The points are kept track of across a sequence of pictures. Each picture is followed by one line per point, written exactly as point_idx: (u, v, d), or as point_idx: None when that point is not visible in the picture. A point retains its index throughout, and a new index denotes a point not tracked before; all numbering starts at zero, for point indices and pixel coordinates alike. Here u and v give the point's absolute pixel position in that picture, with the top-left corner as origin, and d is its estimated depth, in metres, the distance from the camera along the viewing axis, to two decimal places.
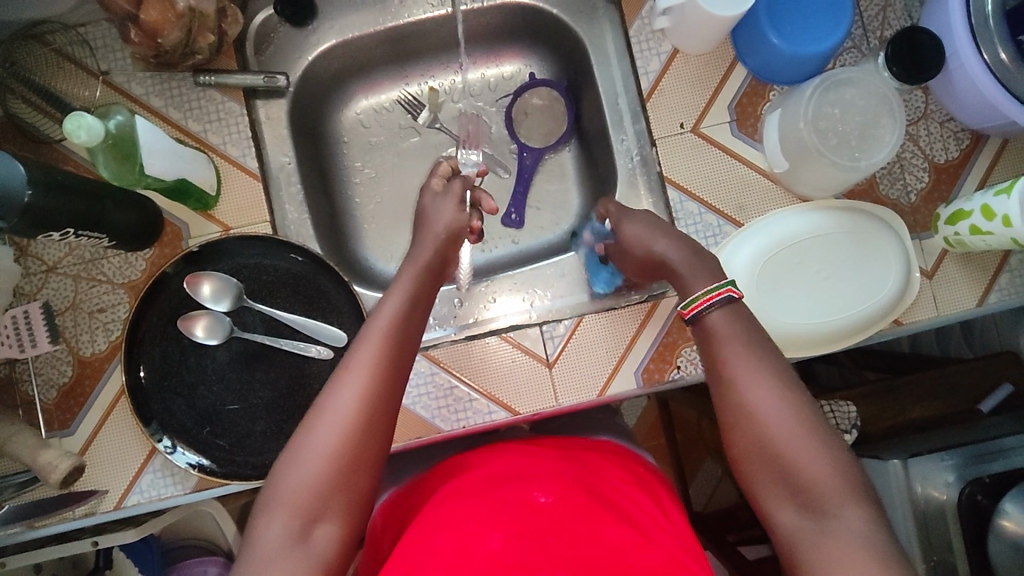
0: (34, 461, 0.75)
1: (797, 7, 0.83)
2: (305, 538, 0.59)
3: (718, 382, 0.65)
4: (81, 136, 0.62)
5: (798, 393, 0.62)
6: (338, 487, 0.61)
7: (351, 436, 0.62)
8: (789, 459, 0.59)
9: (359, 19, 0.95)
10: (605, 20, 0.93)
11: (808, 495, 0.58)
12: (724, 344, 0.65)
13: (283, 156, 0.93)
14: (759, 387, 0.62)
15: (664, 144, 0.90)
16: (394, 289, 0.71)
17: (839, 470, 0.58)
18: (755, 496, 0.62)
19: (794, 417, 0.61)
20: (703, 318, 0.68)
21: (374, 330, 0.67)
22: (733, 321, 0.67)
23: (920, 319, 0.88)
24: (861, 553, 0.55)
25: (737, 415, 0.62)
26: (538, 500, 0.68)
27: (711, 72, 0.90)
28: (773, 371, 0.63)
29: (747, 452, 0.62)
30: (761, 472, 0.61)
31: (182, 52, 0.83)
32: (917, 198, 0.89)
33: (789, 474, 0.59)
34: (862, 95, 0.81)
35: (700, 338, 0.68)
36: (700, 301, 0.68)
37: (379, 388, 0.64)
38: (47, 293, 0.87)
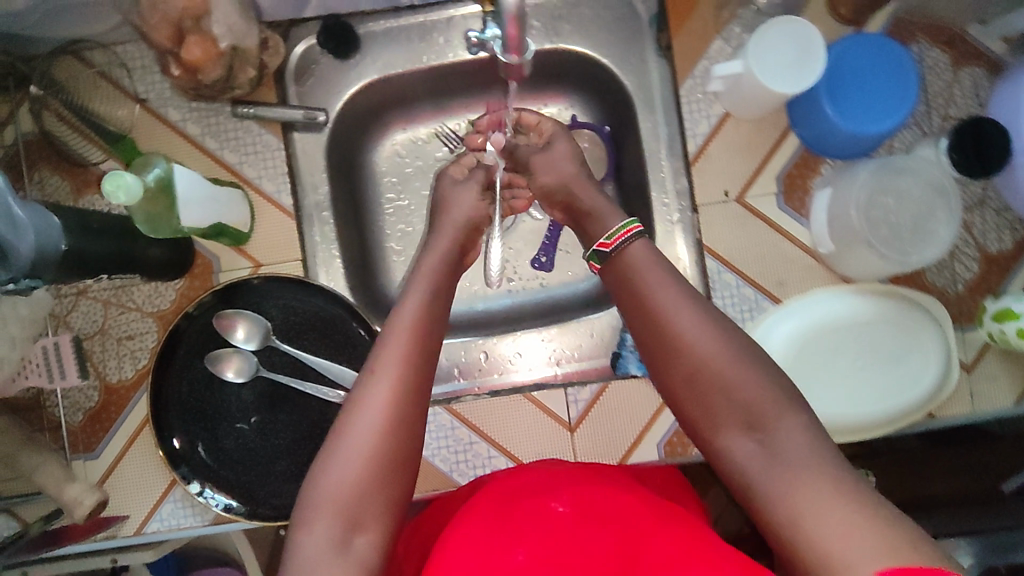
0: (59, 494, 0.81)
1: (860, 83, 0.79)
2: (346, 547, 0.59)
3: (647, 321, 0.69)
4: (119, 197, 0.61)
5: (713, 309, 0.68)
6: (376, 492, 0.61)
7: (385, 439, 0.62)
8: (719, 377, 0.64)
9: (401, 54, 0.91)
10: (657, 74, 0.89)
11: (748, 411, 0.62)
12: (649, 280, 0.71)
13: (318, 192, 0.91)
14: (685, 315, 0.67)
15: (707, 212, 0.87)
16: (414, 288, 0.73)
17: (770, 385, 0.63)
18: (699, 425, 0.65)
19: (719, 337, 0.66)
20: (626, 253, 0.74)
21: (397, 327, 0.68)
22: (651, 256, 0.73)
23: (953, 414, 0.87)
24: (807, 461, 0.58)
25: (670, 346, 0.67)
26: (556, 510, 0.69)
27: (762, 140, 0.86)
28: (697, 303, 0.68)
29: (681, 378, 0.66)
30: (698, 399, 0.65)
31: (222, 87, 0.80)
32: (964, 287, 0.86)
33: (726, 396, 0.63)
34: (918, 185, 0.77)
35: (620, 276, 0.74)
36: (621, 234, 0.75)
37: (410, 378, 0.65)
38: (76, 317, 0.87)
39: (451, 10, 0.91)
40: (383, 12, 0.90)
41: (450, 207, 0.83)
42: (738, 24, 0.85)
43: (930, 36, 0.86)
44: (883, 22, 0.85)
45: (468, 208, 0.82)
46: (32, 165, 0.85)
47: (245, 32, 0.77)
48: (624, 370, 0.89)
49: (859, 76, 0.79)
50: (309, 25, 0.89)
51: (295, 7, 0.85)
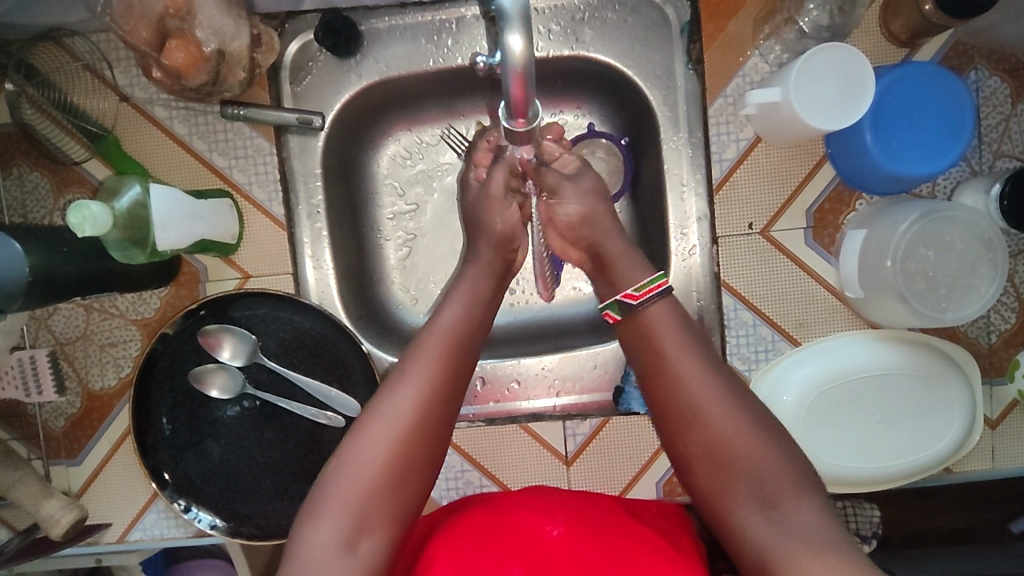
0: (35, 513, 0.76)
1: (908, 120, 0.72)
2: (352, 548, 0.57)
3: (662, 383, 0.64)
4: (85, 229, 0.58)
5: (736, 380, 0.64)
6: (388, 499, 0.59)
7: (405, 443, 0.60)
8: (738, 451, 0.60)
9: (406, 54, 0.84)
10: (683, 89, 0.82)
11: (763, 488, 0.58)
12: (666, 337, 0.65)
13: (312, 198, 0.85)
14: (704, 382, 0.63)
15: (727, 244, 0.81)
16: (455, 294, 0.70)
17: (789, 463, 0.59)
18: (710, 496, 0.61)
19: (738, 411, 0.61)
20: (644, 311, 0.68)
21: (434, 334, 0.66)
22: (673, 314, 0.67)
23: (973, 470, 0.81)
24: (823, 541, 0.54)
25: (685, 414, 0.62)
26: (550, 533, 0.66)
27: (794, 169, 0.80)
28: (717, 369, 0.64)
29: (699, 449, 0.62)
30: (710, 472, 0.61)
31: (211, 89, 0.74)
32: (997, 339, 0.80)
33: (741, 471, 0.59)
34: (963, 237, 0.71)
35: (640, 334, 0.68)
36: (649, 287, 0.68)
37: (439, 392, 0.63)
38: (57, 321, 0.83)
39: (462, 9, 0.83)
40: (387, 8, 0.83)
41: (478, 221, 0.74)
42: (779, 42, 0.77)
43: (991, 63, 0.77)
44: (939, 47, 0.77)
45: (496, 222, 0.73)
46: (11, 159, 0.80)
47: (233, 33, 0.71)
48: (626, 407, 0.85)
49: (908, 112, 0.72)
50: (307, 18, 0.82)
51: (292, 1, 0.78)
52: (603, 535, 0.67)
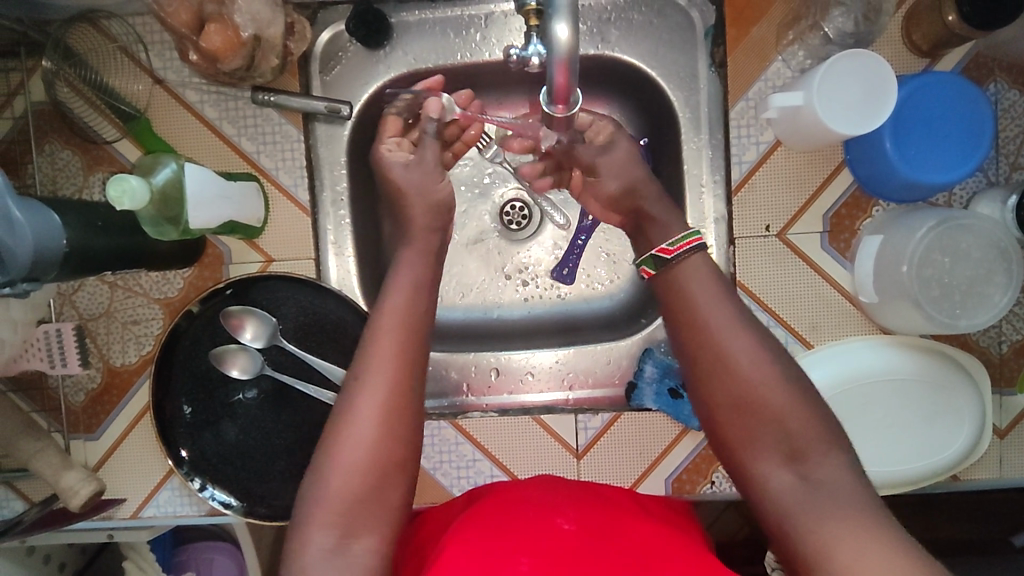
0: (55, 483, 0.78)
1: (928, 129, 0.73)
2: (344, 551, 0.58)
3: (699, 338, 0.65)
4: (123, 203, 0.60)
5: (760, 333, 0.66)
6: (370, 502, 0.61)
7: (376, 446, 0.61)
8: (761, 408, 0.62)
9: (434, 48, 0.86)
10: (705, 91, 0.84)
11: (788, 445, 0.61)
12: (700, 294, 0.67)
13: (336, 185, 0.87)
14: (742, 343, 0.64)
15: (745, 245, 0.82)
16: (399, 278, 0.69)
17: (817, 422, 0.61)
18: (734, 450, 0.64)
19: (767, 366, 0.63)
20: (680, 266, 0.69)
21: (385, 327, 0.65)
22: (708, 270, 0.69)
23: (981, 479, 0.82)
24: (844, 499, 0.57)
25: (718, 368, 0.64)
26: (561, 527, 0.67)
27: (813, 173, 0.81)
28: (756, 331, 0.65)
29: (724, 405, 0.64)
30: (739, 426, 0.63)
31: (244, 74, 0.76)
32: (1008, 349, 0.81)
33: (770, 426, 0.62)
34: (978, 245, 0.72)
35: (678, 289, 0.68)
36: (680, 245, 0.69)
37: (404, 375, 0.63)
38: (82, 297, 0.84)
39: (491, 5, 0.85)
40: (418, 2, 0.85)
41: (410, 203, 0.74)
42: (803, 47, 0.78)
43: (1010, 77, 0.78)
44: (960, 58, 0.78)
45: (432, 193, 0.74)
46: (44, 137, 0.81)
47: (269, 20, 0.73)
48: (639, 402, 0.85)
49: (928, 121, 0.73)
50: (339, 8, 0.84)
51: None
52: (615, 528, 0.68)
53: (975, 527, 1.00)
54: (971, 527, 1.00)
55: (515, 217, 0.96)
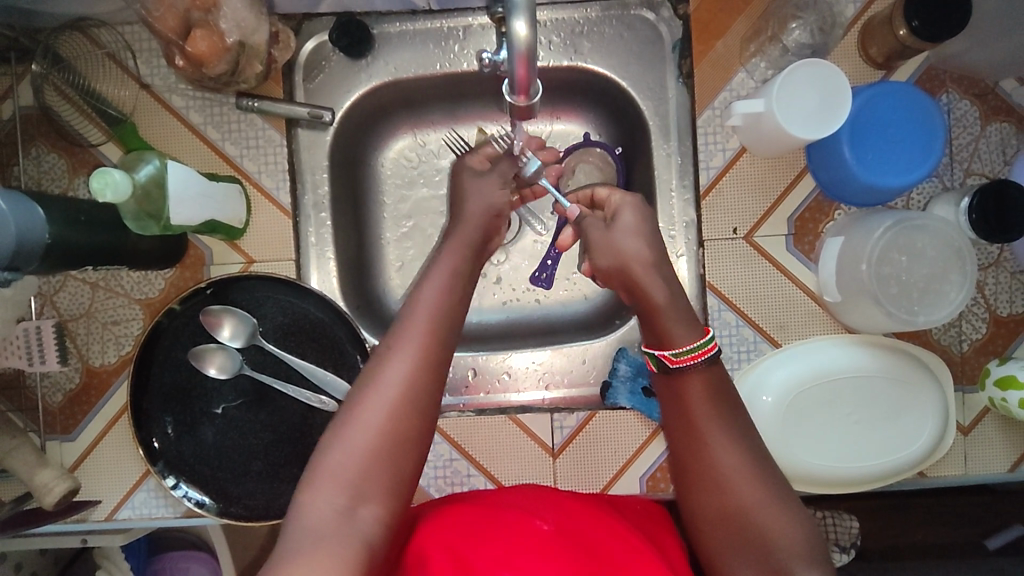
0: (30, 481, 0.78)
1: (883, 135, 0.77)
2: (351, 518, 0.56)
3: (689, 448, 0.63)
4: (106, 195, 0.62)
5: (760, 450, 0.62)
6: (385, 467, 0.59)
7: (395, 413, 0.59)
8: (752, 522, 0.59)
9: (414, 59, 0.89)
10: (674, 101, 0.87)
11: (772, 566, 0.57)
12: (698, 407, 0.63)
13: (317, 190, 0.89)
14: (731, 455, 0.61)
15: (713, 247, 0.85)
16: (437, 266, 0.69)
17: (810, 544, 0.58)
18: (720, 559, 0.61)
19: (760, 483, 0.60)
20: (680, 375, 0.65)
21: (418, 306, 0.65)
22: (712, 383, 0.64)
23: (947, 475, 0.84)
24: None
25: (707, 479, 0.62)
26: (541, 527, 0.68)
27: (778, 178, 0.84)
28: (746, 441, 0.62)
29: (713, 513, 0.61)
30: (727, 542, 0.61)
31: (229, 79, 0.79)
32: (969, 347, 0.84)
33: (754, 542, 0.59)
34: (933, 245, 0.75)
35: (672, 390, 0.66)
36: (692, 353, 0.64)
37: (430, 356, 0.62)
38: (63, 297, 0.85)
39: (469, 18, 0.89)
40: (398, 14, 0.88)
41: (469, 199, 0.75)
42: (763, 59, 0.83)
43: (961, 87, 0.83)
44: (913, 70, 0.83)
45: (493, 199, 0.75)
46: (30, 140, 0.83)
47: (253, 27, 0.76)
48: (613, 400, 0.87)
49: (883, 127, 0.77)
50: (323, 20, 0.87)
51: (310, 2, 0.83)
52: (589, 527, 0.69)
53: (950, 531, 1.01)
54: (947, 530, 1.01)
55: None
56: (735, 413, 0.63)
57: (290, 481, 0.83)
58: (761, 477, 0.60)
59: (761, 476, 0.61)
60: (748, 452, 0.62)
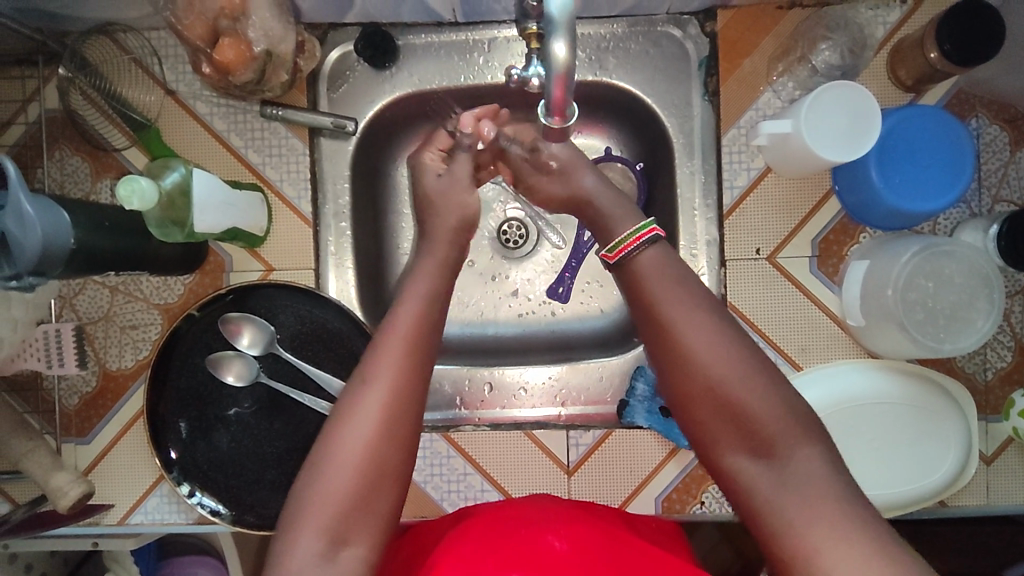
0: (45, 484, 0.78)
1: (911, 159, 0.76)
2: (332, 560, 0.57)
3: (660, 338, 0.64)
4: (132, 202, 0.61)
5: (722, 319, 0.64)
6: (361, 508, 0.59)
7: (372, 458, 0.60)
8: (730, 395, 0.60)
9: (439, 71, 0.89)
10: (699, 118, 0.87)
11: (759, 435, 0.59)
12: (659, 288, 0.65)
13: (338, 199, 0.89)
14: (695, 328, 0.63)
15: (736, 267, 0.84)
16: (412, 291, 0.68)
17: (780, 399, 0.60)
18: (704, 441, 0.63)
19: (731, 352, 0.62)
20: (633, 259, 0.68)
21: (392, 336, 0.64)
22: (665, 262, 0.67)
23: (969, 505, 0.82)
24: (820, 489, 0.56)
25: (677, 360, 0.63)
26: (553, 544, 0.66)
27: (803, 200, 0.83)
28: (717, 320, 0.63)
29: (690, 394, 0.62)
30: (707, 416, 0.62)
31: (254, 88, 0.79)
32: (994, 376, 0.82)
33: (736, 413, 0.60)
34: (960, 271, 0.74)
35: (631, 283, 0.68)
36: (626, 242, 0.69)
37: (405, 387, 0.62)
38: (82, 300, 0.85)
39: (494, 31, 0.88)
40: (424, 26, 0.88)
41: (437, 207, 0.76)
42: (792, 79, 0.83)
43: (991, 112, 0.82)
44: (943, 94, 0.82)
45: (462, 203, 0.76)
46: (54, 143, 0.84)
47: (280, 36, 0.76)
48: (630, 420, 0.86)
49: (911, 150, 0.76)
50: (348, 30, 0.87)
51: (336, 13, 0.83)
52: (603, 543, 0.68)
53: None
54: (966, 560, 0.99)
55: (512, 235, 0.98)
56: (710, 323, 0.63)
57: None
58: (723, 336, 0.62)
59: (723, 335, 0.62)
60: (712, 322, 0.63)
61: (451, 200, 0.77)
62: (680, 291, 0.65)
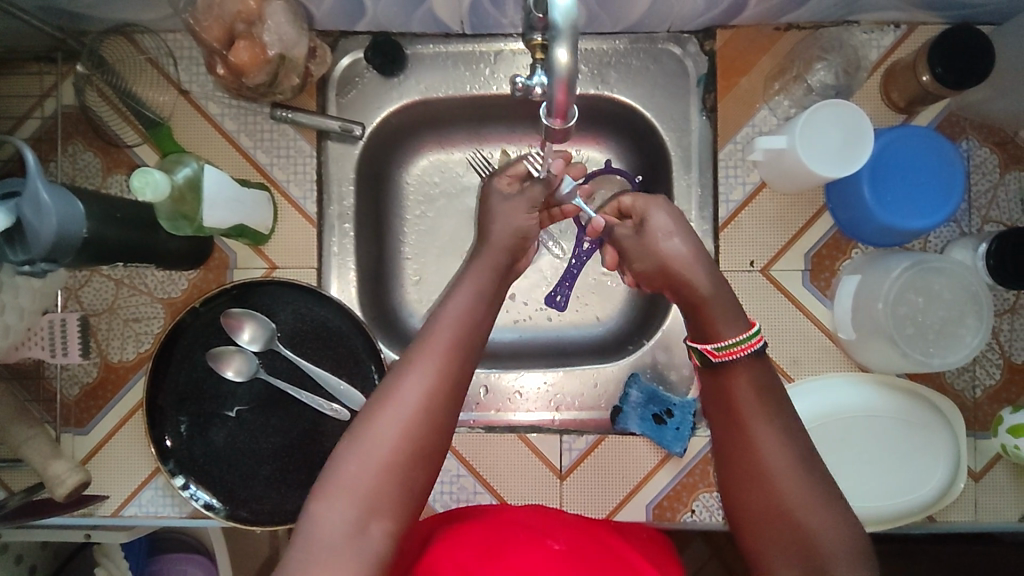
0: (43, 471, 0.78)
1: (902, 178, 0.78)
2: (361, 533, 0.56)
3: (739, 450, 0.61)
4: (145, 193, 0.63)
5: (806, 444, 0.61)
6: (397, 482, 0.58)
7: (415, 430, 0.59)
8: (797, 520, 0.57)
9: (445, 81, 0.92)
10: (697, 133, 0.89)
11: (817, 565, 0.56)
12: (749, 401, 0.62)
13: (343, 201, 0.91)
14: (776, 445, 0.60)
15: (730, 278, 0.86)
16: (461, 287, 0.70)
17: (848, 536, 0.57)
18: (758, 557, 0.59)
19: (804, 478, 0.59)
20: (726, 369, 0.64)
21: (440, 325, 0.65)
22: (760, 378, 0.63)
23: (958, 521, 0.83)
24: None
25: (749, 475, 0.60)
26: (552, 546, 0.67)
27: (796, 214, 0.85)
28: (797, 434, 0.61)
29: (755, 511, 0.60)
30: (768, 537, 0.59)
31: (266, 90, 0.81)
32: (982, 393, 0.84)
33: (797, 540, 0.57)
34: (950, 288, 0.76)
35: (717, 383, 0.65)
36: (736, 348, 0.63)
37: (450, 377, 0.62)
38: (87, 292, 0.86)
39: (500, 43, 0.91)
40: (432, 36, 0.91)
41: (495, 223, 0.76)
42: (787, 98, 0.85)
43: (980, 135, 0.84)
44: (933, 116, 0.84)
45: (516, 222, 0.76)
46: (68, 137, 0.86)
47: (294, 41, 0.78)
48: (623, 426, 0.87)
49: (903, 169, 0.78)
50: (359, 38, 0.90)
51: (347, 21, 0.86)
52: (602, 554, 0.68)
53: None
54: None
55: None
56: (791, 454, 0.60)
57: (297, 487, 0.84)
58: (795, 461, 0.60)
59: (797, 462, 0.60)
60: (788, 451, 0.60)
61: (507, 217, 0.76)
62: (762, 412, 0.62)
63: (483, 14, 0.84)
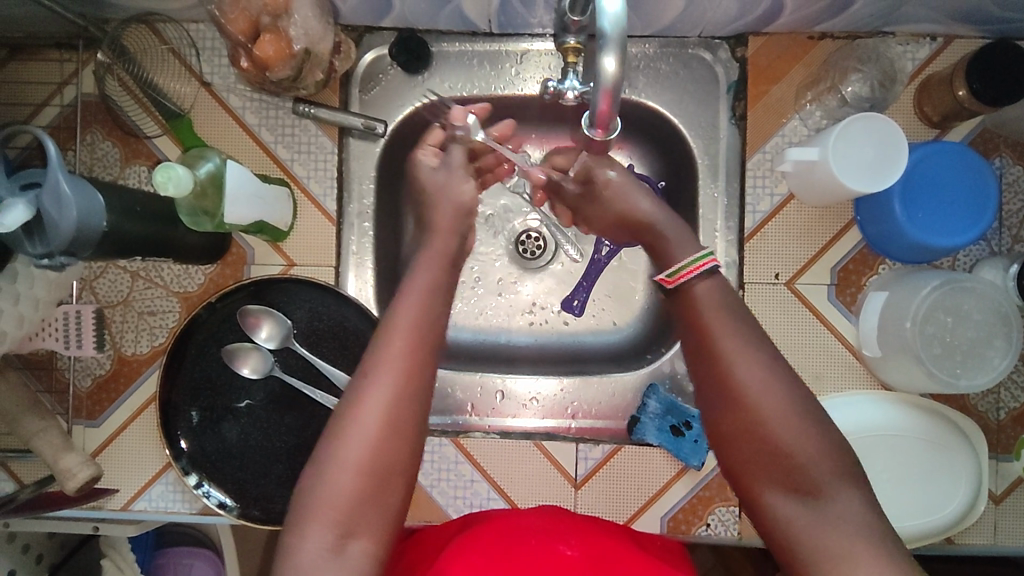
0: (54, 464, 0.78)
1: (935, 194, 0.76)
2: (340, 553, 0.57)
3: (709, 370, 0.62)
4: (168, 188, 0.62)
5: (773, 356, 0.62)
6: (370, 502, 0.59)
7: (378, 446, 0.60)
8: (776, 438, 0.59)
9: (470, 81, 0.90)
10: (725, 140, 0.87)
11: (801, 479, 0.58)
12: (714, 319, 0.63)
13: (363, 199, 0.89)
14: (747, 362, 0.61)
15: (754, 290, 0.84)
16: (416, 281, 0.68)
17: (827, 446, 0.59)
18: (741, 476, 0.61)
19: (778, 392, 0.60)
20: (689, 290, 0.66)
21: (396, 324, 0.64)
22: (721, 294, 0.65)
23: (976, 543, 0.82)
24: (858, 534, 0.55)
25: (726, 399, 0.61)
26: (564, 552, 0.66)
27: (824, 228, 0.84)
28: (768, 357, 0.61)
29: (735, 432, 0.61)
30: (748, 456, 0.60)
31: (290, 85, 0.80)
32: (1006, 416, 0.82)
33: (777, 456, 0.59)
34: (980, 308, 0.74)
35: (683, 310, 0.66)
36: (687, 269, 0.67)
37: (407, 376, 0.61)
38: (103, 284, 0.85)
39: (526, 43, 0.89)
40: (458, 34, 0.89)
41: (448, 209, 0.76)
42: (819, 108, 0.84)
43: (1014, 153, 0.82)
44: (968, 131, 0.83)
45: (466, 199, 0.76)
46: (87, 126, 0.85)
47: (320, 36, 0.77)
48: (640, 437, 0.86)
49: (937, 186, 0.76)
50: (384, 34, 0.88)
51: (373, 17, 0.84)
52: (618, 557, 0.68)
53: None
54: None
55: (529, 246, 0.98)
56: (765, 364, 0.61)
57: None
58: (765, 370, 0.61)
59: (766, 370, 0.61)
60: (759, 361, 0.61)
61: (447, 196, 0.75)
62: (726, 325, 0.63)
63: (512, 13, 0.83)
